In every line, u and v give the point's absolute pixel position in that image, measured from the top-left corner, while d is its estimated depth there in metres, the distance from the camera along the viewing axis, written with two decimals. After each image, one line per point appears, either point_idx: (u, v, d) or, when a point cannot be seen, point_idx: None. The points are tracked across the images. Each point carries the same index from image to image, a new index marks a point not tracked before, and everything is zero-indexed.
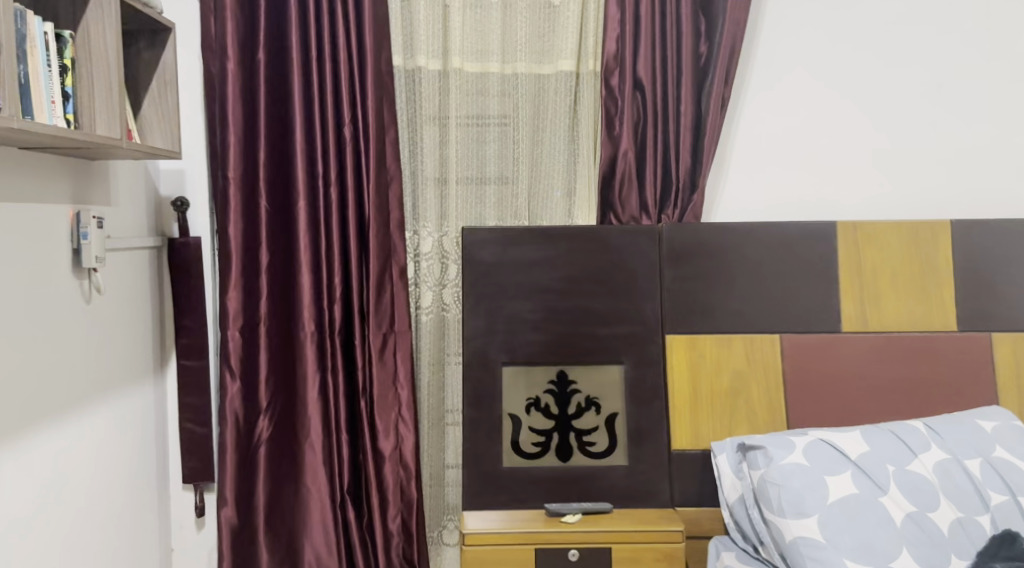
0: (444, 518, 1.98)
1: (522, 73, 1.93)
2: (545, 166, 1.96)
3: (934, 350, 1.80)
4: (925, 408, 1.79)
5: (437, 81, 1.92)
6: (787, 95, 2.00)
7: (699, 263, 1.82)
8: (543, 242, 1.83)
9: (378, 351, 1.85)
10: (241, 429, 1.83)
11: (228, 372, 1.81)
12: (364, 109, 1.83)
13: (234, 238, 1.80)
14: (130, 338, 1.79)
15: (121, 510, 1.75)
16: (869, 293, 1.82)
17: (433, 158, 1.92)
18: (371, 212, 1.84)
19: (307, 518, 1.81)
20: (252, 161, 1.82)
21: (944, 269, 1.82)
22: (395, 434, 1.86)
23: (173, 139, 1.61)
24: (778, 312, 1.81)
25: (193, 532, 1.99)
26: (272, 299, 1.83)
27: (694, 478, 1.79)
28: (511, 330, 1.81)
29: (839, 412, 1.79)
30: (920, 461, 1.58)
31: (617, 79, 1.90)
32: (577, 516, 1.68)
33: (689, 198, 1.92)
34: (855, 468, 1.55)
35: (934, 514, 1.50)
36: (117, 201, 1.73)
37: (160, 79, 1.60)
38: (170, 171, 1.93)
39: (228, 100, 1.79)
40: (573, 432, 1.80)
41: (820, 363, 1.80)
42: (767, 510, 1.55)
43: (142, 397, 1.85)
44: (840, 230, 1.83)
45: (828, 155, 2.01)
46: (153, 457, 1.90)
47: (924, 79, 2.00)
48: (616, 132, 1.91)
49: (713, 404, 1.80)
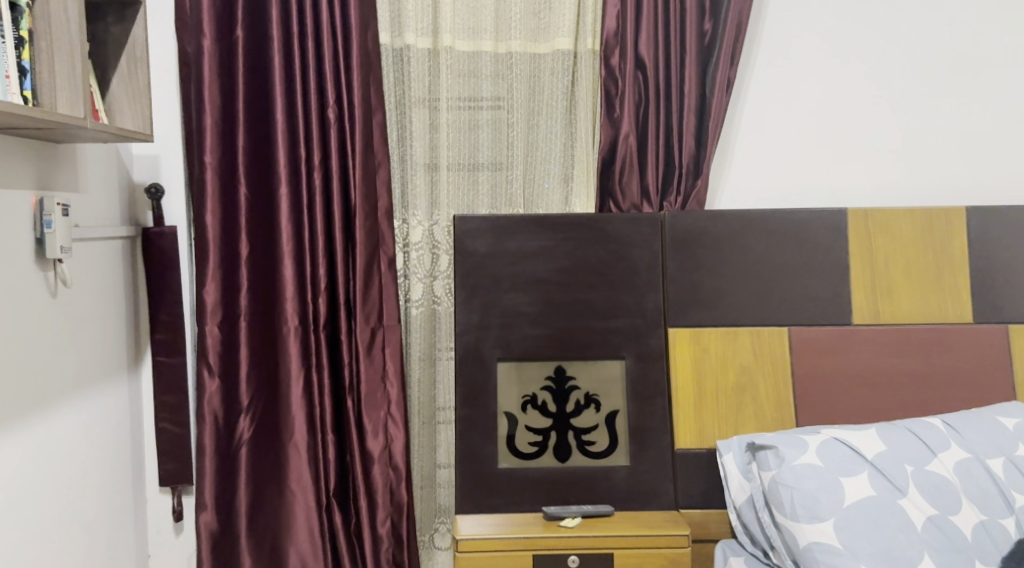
0: (436, 521, 1.88)
1: (516, 52, 1.83)
2: (541, 150, 1.86)
3: (949, 344, 1.72)
4: (938, 405, 1.70)
5: (427, 61, 1.81)
6: (794, 75, 1.91)
7: (703, 253, 1.73)
8: (541, 231, 1.73)
9: (365, 346, 1.75)
10: (220, 429, 1.72)
11: (206, 370, 1.70)
12: (350, 90, 1.72)
13: (211, 227, 1.69)
14: (102, 333, 1.68)
15: (93, 515, 1.65)
16: (881, 282, 1.73)
17: (423, 142, 1.82)
18: (357, 198, 1.73)
19: (292, 523, 1.71)
20: (230, 145, 1.71)
21: (959, 258, 1.74)
22: (384, 434, 1.76)
23: (146, 121, 1.50)
24: (787, 304, 1.72)
25: (170, 536, 1.89)
26: (252, 292, 1.73)
27: (698, 479, 1.69)
28: (507, 324, 1.72)
29: (850, 410, 1.70)
30: (939, 460, 1.49)
31: (617, 59, 1.80)
32: (576, 520, 1.59)
33: (693, 184, 1.83)
34: (871, 469, 1.47)
35: (955, 517, 1.42)
36: (86, 186, 1.62)
37: (130, 55, 1.49)
38: (144, 157, 1.83)
39: (205, 80, 1.67)
40: (572, 431, 1.71)
41: (830, 357, 1.71)
42: (778, 513, 1.46)
43: (116, 395, 1.75)
44: (851, 216, 1.74)
45: (839, 139, 1.92)
46: (128, 458, 1.79)
47: (937, 59, 1.91)
48: (616, 115, 1.81)
49: (719, 400, 1.71)
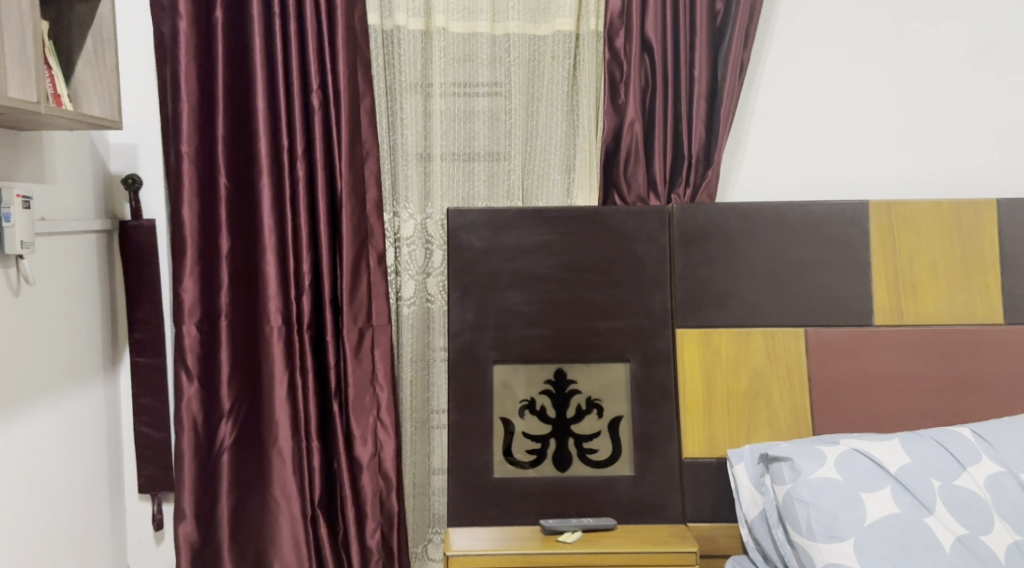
0: (429, 532, 1.79)
1: (514, 34, 1.72)
2: (541, 139, 1.75)
3: (979, 346, 1.60)
4: (966, 412, 1.59)
5: (419, 43, 1.71)
6: (812, 58, 1.79)
7: (713, 249, 1.61)
8: (540, 225, 1.63)
9: (353, 347, 1.64)
10: (200, 435, 1.63)
11: (185, 373, 1.61)
12: (336, 74, 1.62)
13: (188, 221, 1.59)
14: (72, 333, 1.59)
15: (66, 528, 1.56)
16: (905, 279, 1.61)
17: (415, 130, 1.72)
18: (344, 189, 1.63)
19: (276, 534, 1.62)
20: (208, 133, 1.61)
21: (989, 254, 1.61)
22: (374, 441, 1.65)
23: (113, 107, 1.40)
24: (804, 303, 1.61)
25: (151, 545, 1.80)
26: (233, 290, 1.63)
27: (707, 490, 1.58)
28: (504, 325, 1.61)
29: (871, 417, 1.58)
30: (968, 474, 1.38)
31: (622, 40, 1.69)
32: (576, 535, 1.48)
33: (703, 175, 1.70)
34: (895, 484, 1.36)
35: (987, 538, 1.31)
36: (53, 177, 1.53)
37: (96, 36, 1.38)
38: (121, 145, 1.74)
39: (180, 65, 1.57)
40: (572, 438, 1.60)
41: (850, 360, 1.60)
42: (793, 531, 1.36)
43: (91, 399, 1.66)
44: (873, 210, 1.62)
45: (859, 127, 1.79)
46: (105, 464, 1.70)
47: (966, 41, 1.79)
48: (621, 101, 1.70)
49: (730, 406, 1.59)
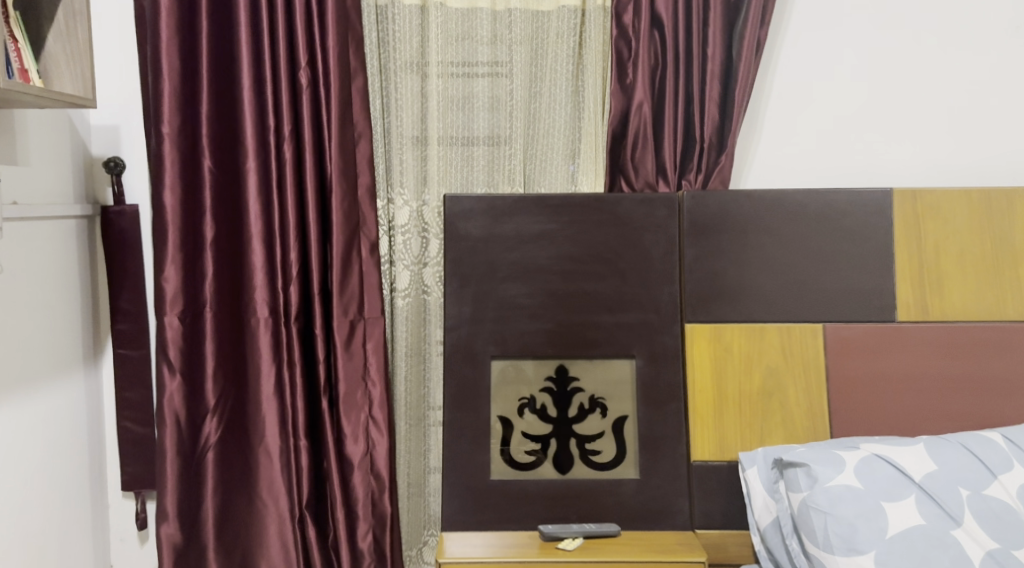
0: (424, 535, 1.70)
1: (516, 9, 1.62)
2: (545, 121, 1.65)
3: (1012, 345, 1.49)
4: (995, 415, 1.49)
5: (416, 19, 1.61)
6: (835, 36, 1.68)
7: (726, 239, 1.52)
8: (542, 213, 1.53)
9: (344, 340, 1.56)
10: (183, 432, 1.55)
11: (167, 367, 1.52)
12: (325, 52, 1.53)
13: (170, 207, 1.51)
14: (49, 324, 1.51)
15: (43, 527, 1.48)
16: (930, 273, 1.51)
17: (412, 112, 1.63)
18: (333, 174, 1.54)
19: (263, 536, 1.54)
20: (192, 113, 1.52)
21: (1021, 247, 1.51)
22: (365, 439, 1.57)
23: (86, 83, 1.32)
24: (823, 297, 1.51)
25: (135, 545, 1.73)
26: (218, 279, 1.54)
27: (717, 496, 1.49)
28: (503, 319, 1.52)
29: (893, 420, 1.49)
30: (1000, 483, 1.28)
31: (631, 16, 1.60)
32: (577, 542, 1.39)
33: (716, 160, 1.61)
34: (920, 493, 1.26)
35: (1020, 553, 1.21)
36: (26, 159, 1.44)
37: (69, 8, 1.30)
38: (103, 127, 1.66)
39: (162, 41, 1.48)
40: (574, 439, 1.52)
41: (871, 359, 1.50)
42: (809, 542, 1.27)
43: (71, 392, 1.58)
44: (898, 199, 1.52)
45: (883, 111, 1.69)
46: (86, 460, 1.63)
47: (999, 20, 1.68)
48: (628, 80, 1.61)
49: (742, 406, 1.50)
